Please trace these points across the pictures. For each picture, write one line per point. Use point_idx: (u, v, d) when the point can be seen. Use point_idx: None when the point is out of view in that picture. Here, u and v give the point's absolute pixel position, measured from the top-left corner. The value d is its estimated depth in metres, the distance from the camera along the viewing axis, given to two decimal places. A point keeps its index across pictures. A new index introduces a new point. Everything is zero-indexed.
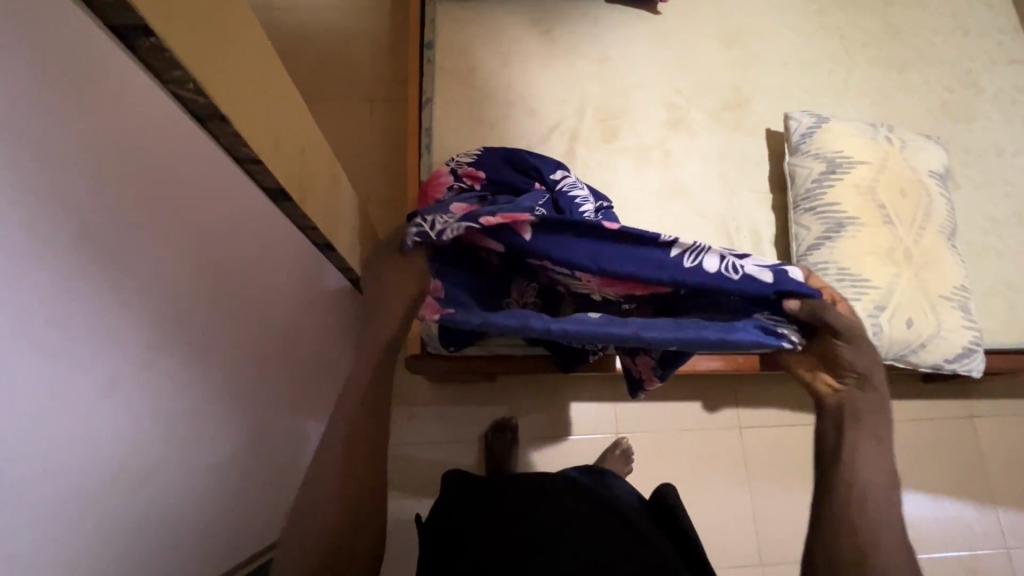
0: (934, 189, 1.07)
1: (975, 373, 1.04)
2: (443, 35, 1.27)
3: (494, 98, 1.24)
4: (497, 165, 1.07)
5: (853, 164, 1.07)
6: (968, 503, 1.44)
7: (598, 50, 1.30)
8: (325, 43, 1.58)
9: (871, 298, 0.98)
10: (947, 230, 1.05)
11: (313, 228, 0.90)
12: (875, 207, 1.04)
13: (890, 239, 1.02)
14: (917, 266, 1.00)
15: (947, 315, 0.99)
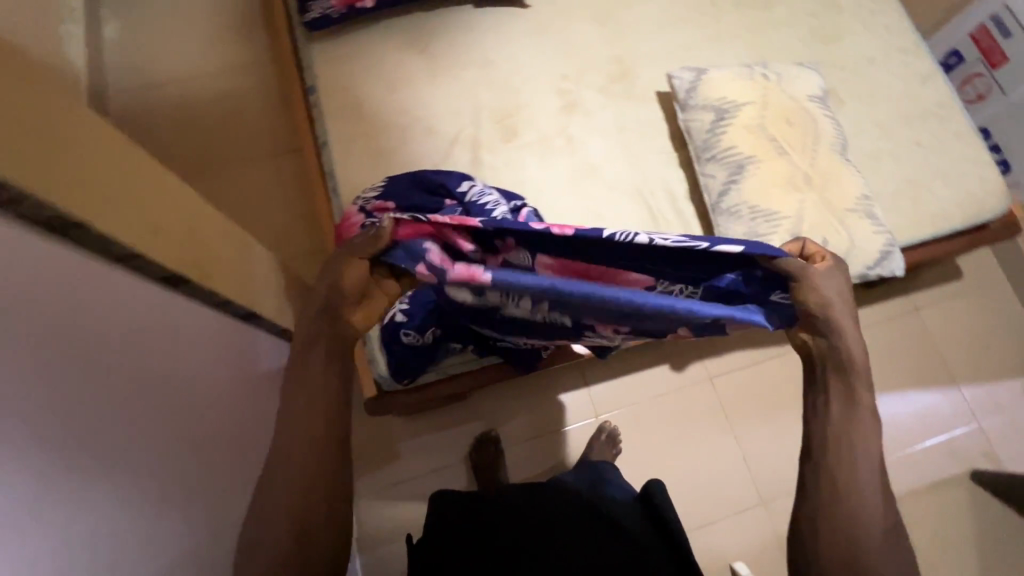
0: (818, 111, 1.12)
1: (898, 271, 1.09)
2: (324, 77, 1.27)
3: (389, 127, 1.24)
4: (404, 191, 1.08)
5: (738, 106, 1.11)
6: (934, 391, 1.51)
7: (479, 53, 1.31)
8: (211, 110, 1.54)
9: (784, 229, 1.02)
10: (840, 147, 1.10)
11: (228, 302, 0.88)
12: (768, 142, 1.08)
13: (788, 168, 1.05)
14: (818, 188, 1.05)
15: (857, 226, 1.04)
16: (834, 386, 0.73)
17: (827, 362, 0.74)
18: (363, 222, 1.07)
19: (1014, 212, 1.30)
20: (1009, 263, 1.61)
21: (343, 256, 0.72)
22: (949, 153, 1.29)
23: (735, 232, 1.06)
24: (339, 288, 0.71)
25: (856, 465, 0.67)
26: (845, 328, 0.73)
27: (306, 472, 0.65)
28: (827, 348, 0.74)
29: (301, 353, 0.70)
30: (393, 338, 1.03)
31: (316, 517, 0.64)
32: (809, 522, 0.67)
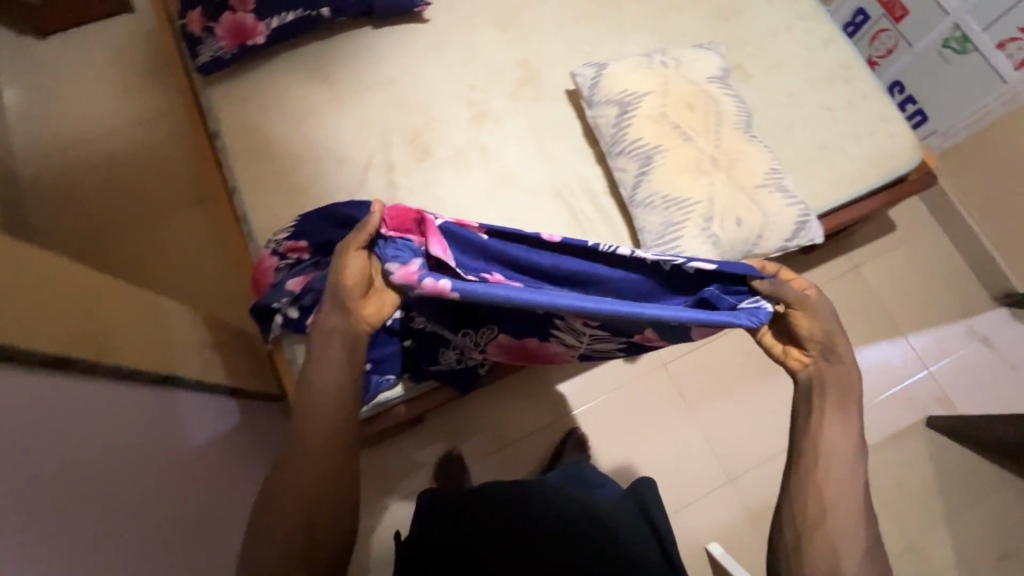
0: (720, 92, 1.13)
1: (818, 238, 1.10)
2: (227, 120, 1.23)
3: (300, 162, 1.21)
4: (316, 228, 1.06)
5: (640, 98, 1.11)
6: (883, 343, 1.53)
7: (383, 75, 1.29)
8: (113, 173, 1.48)
9: (697, 214, 1.03)
10: (745, 124, 1.11)
11: (132, 370, 0.84)
12: (673, 129, 1.08)
13: (694, 153, 1.06)
14: (726, 169, 1.05)
15: (769, 201, 1.05)
16: (833, 410, 0.83)
17: (823, 393, 0.85)
18: (279, 265, 1.06)
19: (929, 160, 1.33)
20: (939, 208, 1.64)
21: (342, 252, 0.86)
22: (858, 113, 1.31)
23: (651, 222, 1.06)
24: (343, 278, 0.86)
25: (832, 478, 0.79)
26: (839, 349, 0.85)
27: (320, 461, 0.76)
28: (825, 368, 0.86)
29: (324, 335, 0.84)
30: None
31: (329, 499, 0.75)
32: (796, 533, 0.78)
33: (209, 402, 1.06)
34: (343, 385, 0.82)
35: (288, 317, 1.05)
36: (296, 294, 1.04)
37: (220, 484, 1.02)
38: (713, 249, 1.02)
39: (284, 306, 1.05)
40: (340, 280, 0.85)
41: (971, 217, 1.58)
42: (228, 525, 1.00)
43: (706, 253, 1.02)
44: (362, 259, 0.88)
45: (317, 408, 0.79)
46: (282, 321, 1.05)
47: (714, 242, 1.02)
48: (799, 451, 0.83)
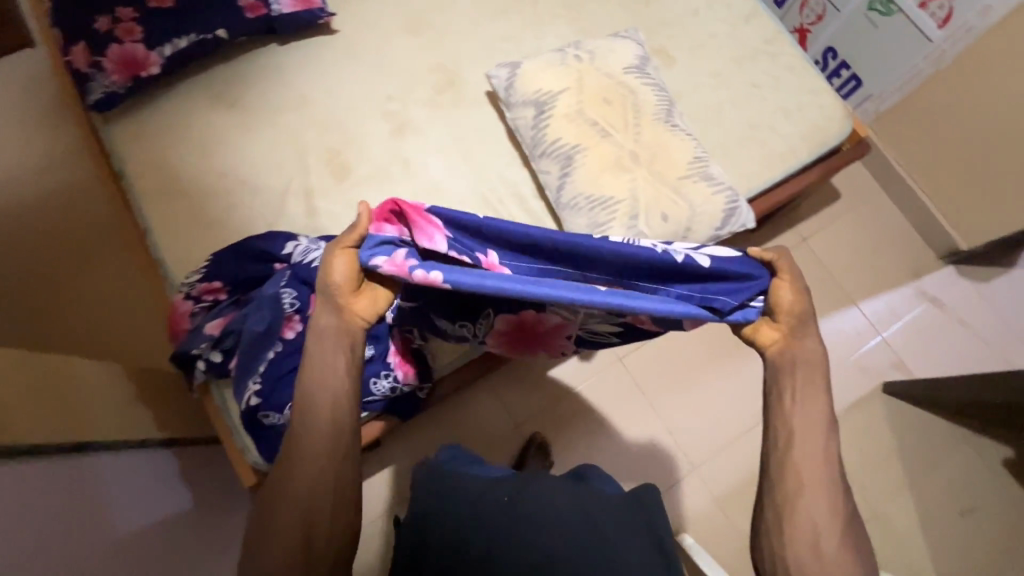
0: (640, 81, 1.09)
1: (749, 223, 1.08)
2: (132, 158, 1.17)
3: (213, 196, 1.16)
4: (229, 265, 1.01)
5: (554, 96, 1.07)
6: (836, 315, 1.53)
7: (293, 95, 1.23)
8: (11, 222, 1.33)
9: (621, 212, 1.00)
10: (666, 114, 1.07)
11: (38, 449, 0.78)
12: (590, 126, 1.04)
13: (614, 150, 1.02)
14: (647, 163, 1.02)
15: (693, 191, 1.02)
16: (801, 383, 0.79)
17: (795, 368, 0.80)
18: (194, 309, 1.00)
19: (861, 128, 1.31)
20: (880, 173, 1.64)
21: (331, 250, 0.79)
22: (785, 88, 1.28)
23: (578, 225, 1.03)
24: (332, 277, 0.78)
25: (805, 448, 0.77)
26: (809, 322, 0.81)
27: (317, 463, 0.76)
28: (796, 341, 0.81)
29: (315, 334, 0.80)
30: (254, 422, 0.98)
31: (328, 505, 0.76)
32: (776, 513, 0.76)
33: (148, 458, 1.02)
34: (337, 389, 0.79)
35: (210, 361, 1.00)
36: (216, 337, 0.99)
37: (164, 542, 0.97)
38: None
39: (204, 351, 0.99)
40: (327, 279, 0.78)
41: (910, 180, 1.57)
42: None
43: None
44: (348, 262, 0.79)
45: (311, 416, 0.77)
46: (204, 367, 1.00)
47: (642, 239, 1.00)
48: (778, 432, 0.79)
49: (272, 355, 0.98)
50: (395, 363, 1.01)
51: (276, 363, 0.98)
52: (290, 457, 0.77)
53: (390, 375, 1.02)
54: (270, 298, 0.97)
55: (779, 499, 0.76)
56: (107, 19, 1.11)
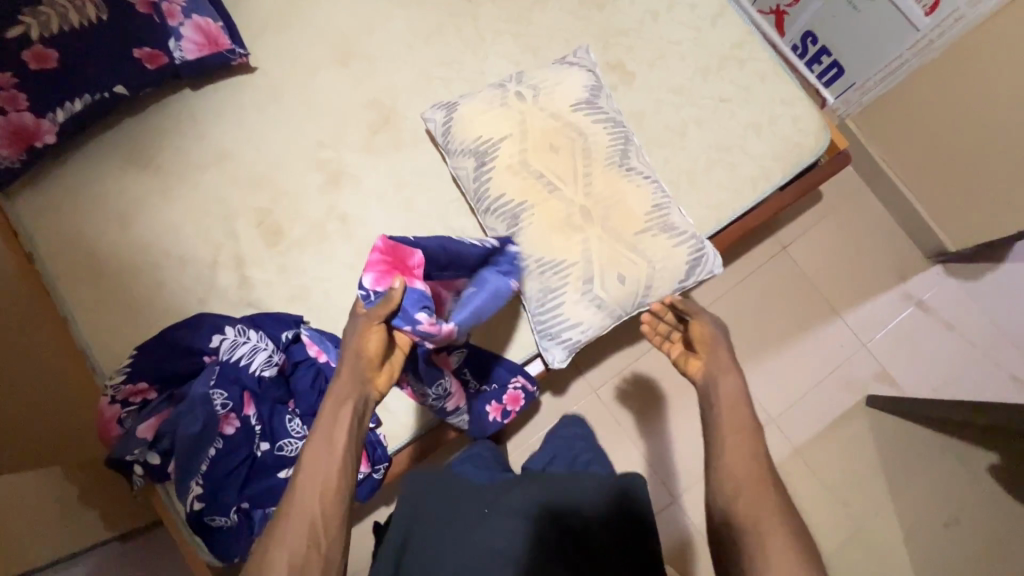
0: (591, 120, 0.98)
1: (717, 268, 1.00)
2: (41, 236, 1.05)
3: (136, 273, 1.05)
4: (154, 364, 0.93)
5: (495, 144, 0.96)
6: (819, 328, 1.46)
7: (214, 149, 1.11)
8: None
9: (574, 277, 0.92)
10: (621, 156, 0.97)
11: None
12: (536, 180, 0.94)
13: (563, 207, 0.93)
14: (601, 220, 0.93)
15: (654, 247, 0.93)
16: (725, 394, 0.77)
17: (717, 387, 0.78)
18: (124, 413, 0.93)
19: (839, 138, 1.19)
20: (865, 168, 1.53)
21: (366, 319, 0.72)
22: (757, 101, 1.16)
23: (531, 289, 0.95)
24: (361, 345, 0.71)
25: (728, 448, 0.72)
26: (723, 347, 0.81)
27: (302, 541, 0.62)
28: (715, 366, 0.80)
29: (332, 396, 0.70)
30: (201, 527, 0.92)
31: None
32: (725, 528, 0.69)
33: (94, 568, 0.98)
34: (345, 456, 0.67)
35: (148, 465, 0.92)
36: (151, 440, 0.92)
37: None
38: (600, 311, 0.92)
39: (138, 457, 0.92)
40: (360, 350, 0.71)
41: (897, 177, 1.46)
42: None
43: (589, 317, 0.92)
44: (378, 333, 0.72)
45: (308, 481, 0.65)
46: (142, 472, 0.92)
47: (598, 305, 0.92)
48: (711, 438, 0.74)
49: (211, 456, 0.91)
50: None
51: (218, 464, 0.91)
52: (281, 517, 0.64)
53: None
54: (201, 399, 0.90)
55: (721, 502, 0.70)
56: None
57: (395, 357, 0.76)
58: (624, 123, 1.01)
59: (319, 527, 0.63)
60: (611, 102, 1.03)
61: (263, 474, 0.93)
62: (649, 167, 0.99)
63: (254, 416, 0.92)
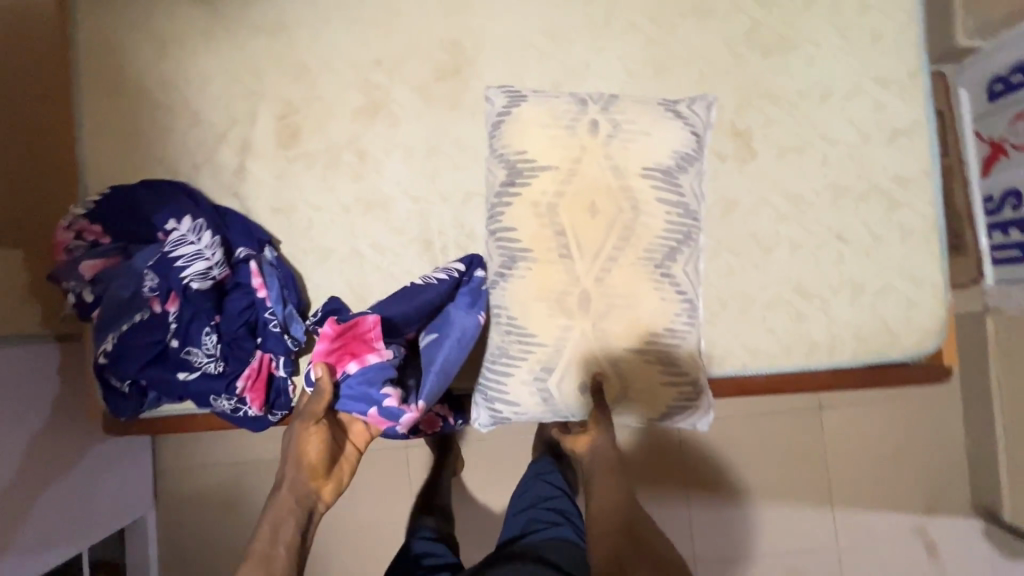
0: (657, 195, 0.79)
1: (703, 425, 0.84)
2: (84, 27, 1.02)
3: (154, 108, 1.01)
4: (117, 215, 0.91)
5: (535, 169, 0.79)
6: (802, 507, 1.26)
7: (274, 17, 1.00)
8: None
9: (535, 360, 0.78)
10: (664, 254, 0.78)
11: None
12: (552, 234, 0.77)
13: (565, 281, 0.77)
14: (598, 316, 0.77)
15: (637, 374, 0.78)
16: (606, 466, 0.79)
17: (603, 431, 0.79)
18: (73, 244, 0.91)
19: (951, 352, 0.94)
20: (970, 377, 1.23)
21: (299, 427, 0.78)
22: (878, 258, 0.91)
23: (490, 339, 0.82)
24: (299, 453, 0.76)
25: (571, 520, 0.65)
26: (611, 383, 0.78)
27: None
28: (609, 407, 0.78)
29: (267, 506, 0.73)
30: (100, 378, 0.94)
31: None
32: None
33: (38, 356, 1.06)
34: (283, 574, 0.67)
35: (80, 300, 0.93)
36: (90, 279, 0.92)
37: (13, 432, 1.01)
38: (543, 405, 0.79)
39: (75, 287, 0.92)
40: (301, 456, 0.76)
41: (999, 408, 1.17)
42: (62, 483, 1.06)
43: (530, 406, 0.80)
44: (312, 437, 0.78)
45: None
46: (75, 301, 0.93)
47: (546, 400, 0.79)
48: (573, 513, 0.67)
49: (131, 325, 0.90)
50: (240, 388, 0.90)
51: (132, 338, 0.90)
52: None
53: (233, 397, 0.90)
54: (136, 272, 0.89)
55: None
56: None
57: (344, 458, 0.81)
58: (695, 215, 0.81)
59: None
60: (696, 179, 0.82)
61: (167, 365, 0.92)
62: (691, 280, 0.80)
63: (174, 313, 0.88)
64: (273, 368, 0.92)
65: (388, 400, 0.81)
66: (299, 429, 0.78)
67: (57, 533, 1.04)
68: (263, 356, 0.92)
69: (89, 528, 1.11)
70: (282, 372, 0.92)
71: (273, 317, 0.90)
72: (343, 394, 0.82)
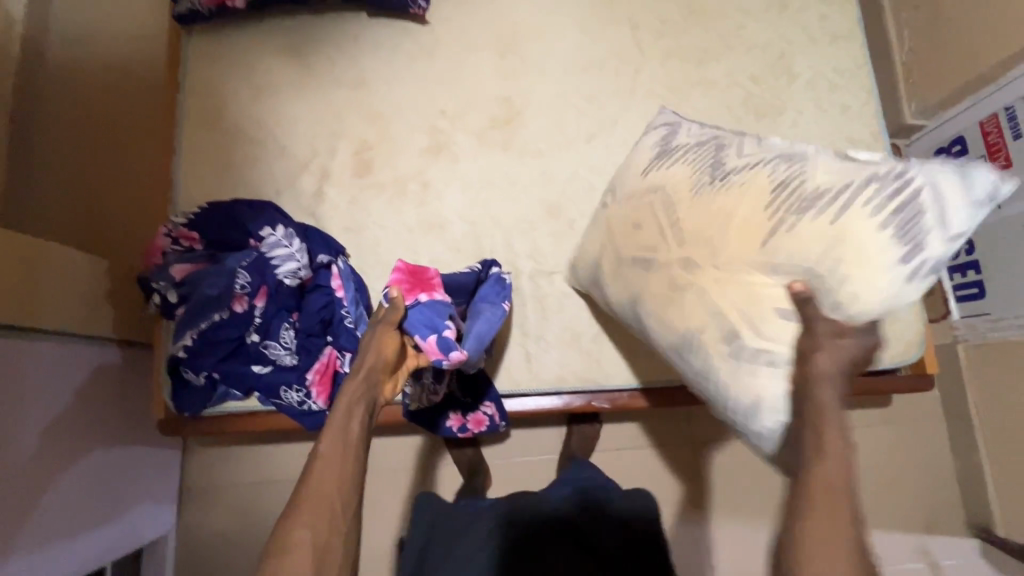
0: (694, 167, 0.77)
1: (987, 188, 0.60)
2: (194, 74, 1.20)
3: (245, 141, 1.18)
4: (213, 224, 1.03)
5: (602, 235, 0.93)
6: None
7: (358, 73, 1.20)
8: (90, 59, 1.35)
9: (706, 347, 0.73)
10: (751, 168, 0.72)
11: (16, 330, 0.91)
12: (635, 265, 0.83)
13: (669, 287, 0.77)
14: (710, 271, 0.72)
15: (808, 230, 0.65)
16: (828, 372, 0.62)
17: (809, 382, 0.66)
18: (168, 249, 1.03)
19: (931, 363, 1.10)
20: (951, 403, 1.37)
21: (378, 328, 0.82)
22: None
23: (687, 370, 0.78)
24: (377, 348, 0.81)
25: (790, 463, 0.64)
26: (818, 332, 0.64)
27: (321, 505, 0.66)
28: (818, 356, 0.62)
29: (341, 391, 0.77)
30: (174, 372, 1.02)
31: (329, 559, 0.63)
32: None
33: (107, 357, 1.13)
34: (357, 449, 0.72)
35: (164, 301, 1.02)
36: (178, 281, 1.02)
37: (89, 426, 1.06)
38: (773, 359, 0.67)
39: (162, 288, 1.02)
40: (380, 350, 0.80)
41: (980, 429, 1.30)
42: (62, 479, 0.98)
43: (766, 369, 0.68)
44: (385, 337, 0.82)
45: (328, 461, 0.69)
46: (158, 302, 1.02)
47: (766, 359, 0.67)
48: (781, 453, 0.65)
49: (214, 321, 1.00)
50: (311, 381, 1.00)
51: (214, 332, 1.00)
52: (296, 498, 0.67)
53: (302, 388, 1.01)
54: (228, 271, 0.99)
55: None
56: None
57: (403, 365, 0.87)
58: (754, 143, 0.75)
59: (336, 509, 0.67)
60: (728, 151, 0.75)
61: (243, 359, 1.02)
62: (820, 162, 0.68)
63: (260, 308, 1.01)
64: (338, 365, 1.03)
65: (444, 333, 0.85)
66: (378, 329, 0.82)
67: (85, 531, 1.03)
68: (332, 352, 1.03)
69: (89, 526, 1.04)
70: (346, 368, 1.02)
71: (348, 314, 1.02)
72: (411, 319, 0.86)
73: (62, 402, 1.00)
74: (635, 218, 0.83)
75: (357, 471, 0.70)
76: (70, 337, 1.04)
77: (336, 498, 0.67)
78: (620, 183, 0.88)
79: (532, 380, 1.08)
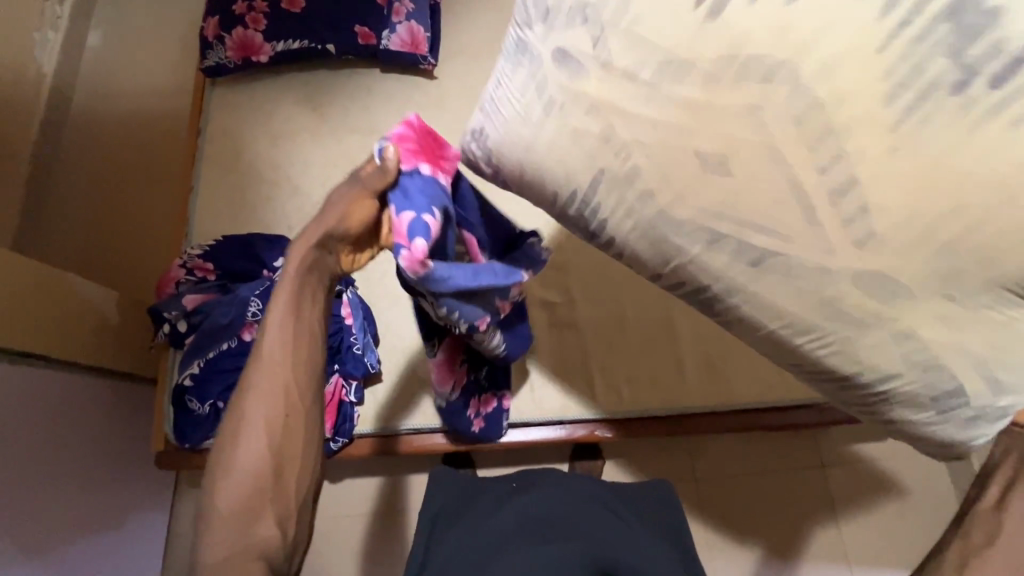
0: (937, 47, 0.45)
1: None
2: (216, 121, 1.29)
3: (262, 181, 1.25)
4: (228, 255, 1.07)
5: (573, 135, 0.55)
6: (846, 571, 1.21)
7: (370, 120, 1.30)
8: (117, 108, 1.44)
9: (911, 402, 0.58)
10: (986, 73, 0.45)
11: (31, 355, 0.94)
12: (728, 250, 0.55)
13: (823, 311, 0.55)
14: (936, 305, 0.52)
15: None
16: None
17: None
18: (182, 279, 1.06)
19: None
20: None
21: (346, 192, 0.65)
22: None
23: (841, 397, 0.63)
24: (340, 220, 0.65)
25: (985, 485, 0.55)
26: None
27: (273, 396, 0.61)
28: None
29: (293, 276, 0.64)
30: (178, 401, 1.02)
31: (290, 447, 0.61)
32: None
33: (111, 389, 1.14)
34: (314, 339, 0.65)
35: (173, 330, 1.04)
36: (190, 310, 1.04)
37: (87, 456, 1.05)
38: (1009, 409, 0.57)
39: (173, 317, 1.03)
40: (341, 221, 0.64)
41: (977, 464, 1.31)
42: (62, 506, 0.98)
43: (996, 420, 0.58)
44: (351, 208, 0.65)
45: (275, 351, 0.62)
46: (167, 331, 1.03)
47: (998, 412, 0.57)
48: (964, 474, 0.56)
49: (223, 348, 1.02)
50: None
51: (222, 360, 1.02)
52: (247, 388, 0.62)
53: None
54: (241, 300, 1.03)
55: None
56: (244, 4, 1.27)
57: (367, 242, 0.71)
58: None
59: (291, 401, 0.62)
60: (928, 20, 0.45)
61: None
62: None
63: None
64: (343, 394, 1.05)
65: (421, 217, 0.61)
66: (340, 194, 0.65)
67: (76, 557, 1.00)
68: (338, 380, 1.05)
69: (72, 549, 0.99)
70: (351, 398, 1.05)
71: (357, 341, 1.06)
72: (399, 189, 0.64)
73: (67, 430, 1.01)
74: (727, 138, 0.50)
75: (315, 360, 0.65)
76: (79, 368, 1.05)
77: (292, 389, 0.62)
78: (681, 24, 0.49)
79: (533, 409, 1.09)
